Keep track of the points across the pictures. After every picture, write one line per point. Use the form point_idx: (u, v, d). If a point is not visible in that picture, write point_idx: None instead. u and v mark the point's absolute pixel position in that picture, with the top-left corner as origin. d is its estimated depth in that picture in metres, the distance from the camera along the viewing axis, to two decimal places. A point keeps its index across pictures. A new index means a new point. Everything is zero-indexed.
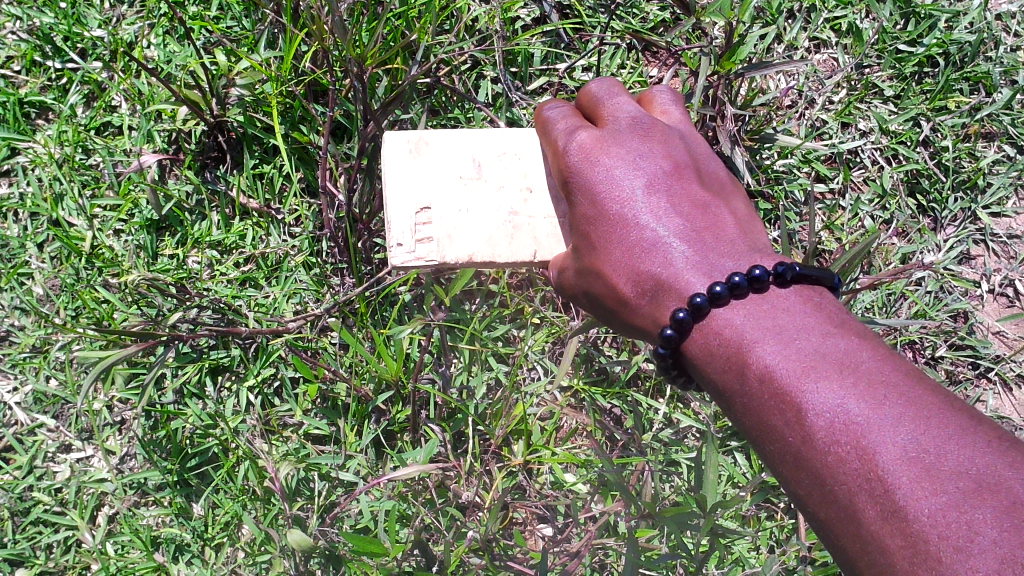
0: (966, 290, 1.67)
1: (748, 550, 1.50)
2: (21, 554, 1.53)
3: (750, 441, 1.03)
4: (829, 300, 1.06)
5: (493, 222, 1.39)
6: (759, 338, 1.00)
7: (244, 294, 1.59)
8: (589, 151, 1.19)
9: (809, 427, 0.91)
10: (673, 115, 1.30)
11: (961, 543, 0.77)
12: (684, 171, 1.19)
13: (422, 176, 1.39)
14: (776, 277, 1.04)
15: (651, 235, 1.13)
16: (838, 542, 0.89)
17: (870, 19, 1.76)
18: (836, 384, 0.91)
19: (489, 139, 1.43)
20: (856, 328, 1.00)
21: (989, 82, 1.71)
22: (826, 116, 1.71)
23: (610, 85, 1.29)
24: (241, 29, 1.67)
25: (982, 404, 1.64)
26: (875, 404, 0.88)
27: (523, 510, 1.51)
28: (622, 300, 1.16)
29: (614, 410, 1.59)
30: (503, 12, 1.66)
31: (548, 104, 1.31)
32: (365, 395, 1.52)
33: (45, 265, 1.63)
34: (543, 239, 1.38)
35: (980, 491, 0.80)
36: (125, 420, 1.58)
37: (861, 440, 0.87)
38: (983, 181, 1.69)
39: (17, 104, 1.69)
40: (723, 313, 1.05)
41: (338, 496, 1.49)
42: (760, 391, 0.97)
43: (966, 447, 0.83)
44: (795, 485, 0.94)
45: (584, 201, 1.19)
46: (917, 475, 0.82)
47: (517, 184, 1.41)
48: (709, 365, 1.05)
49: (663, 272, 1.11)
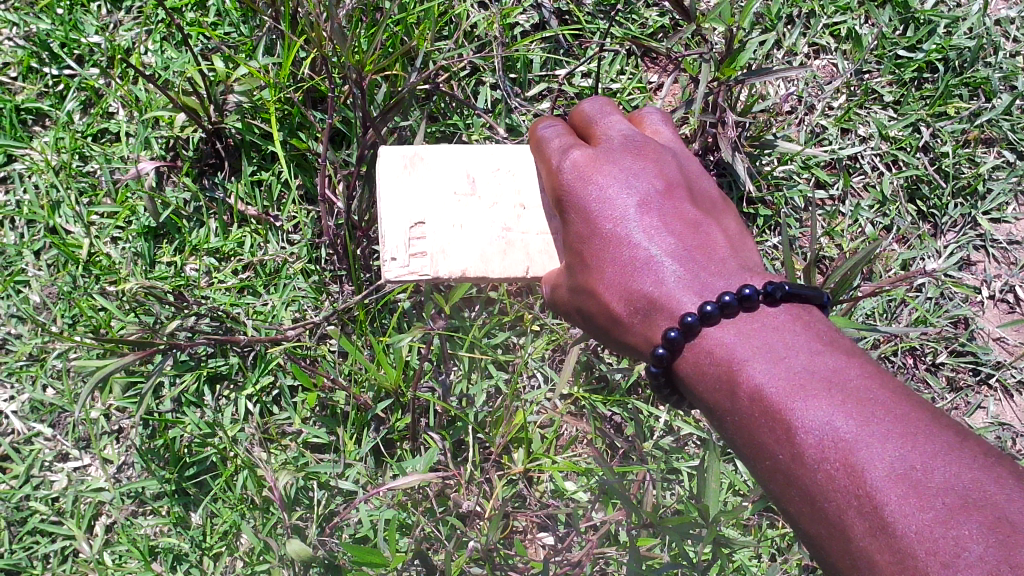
0: (967, 296, 1.66)
1: (749, 558, 1.50)
2: (17, 564, 1.52)
3: (740, 458, 1.02)
4: (819, 319, 1.06)
5: (486, 238, 1.38)
6: (750, 356, 1.00)
7: (243, 302, 1.58)
8: (582, 170, 1.19)
9: (798, 445, 0.91)
10: (665, 134, 1.30)
11: (949, 559, 0.78)
12: (676, 189, 1.19)
13: (414, 192, 1.38)
14: (766, 296, 1.04)
15: (643, 254, 1.13)
16: (827, 558, 0.89)
17: (869, 25, 1.76)
18: (825, 401, 0.92)
19: (484, 155, 1.42)
20: (845, 346, 1.00)
21: (989, 88, 1.71)
22: (826, 122, 1.71)
23: (603, 104, 1.29)
24: (239, 36, 1.67)
25: (984, 411, 1.63)
26: (863, 421, 0.89)
27: (524, 519, 1.50)
28: (615, 318, 1.16)
29: (614, 418, 1.59)
30: (502, 17, 1.67)
31: (542, 122, 1.30)
32: (364, 403, 1.51)
33: (42, 272, 1.62)
34: (536, 255, 1.37)
35: (965, 507, 0.80)
36: (122, 429, 1.57)
37: (849, 457, 0.87)
38: (983, 187, 1.69)
39: (14, 110, 1.68)
40: (714, 332, 1.04)
41: (338, 504, 1.48)
42: (750, 409, 0.97)
43: (952, 464, 0.84)
44: (785, 502, 0.94)
45: (577, 219, 1.18)
46: (905, 492, 0.83)
47: (511, 201, 1.40)
48: (700, 383, 1.05)
49: (654, 291, 1.11)
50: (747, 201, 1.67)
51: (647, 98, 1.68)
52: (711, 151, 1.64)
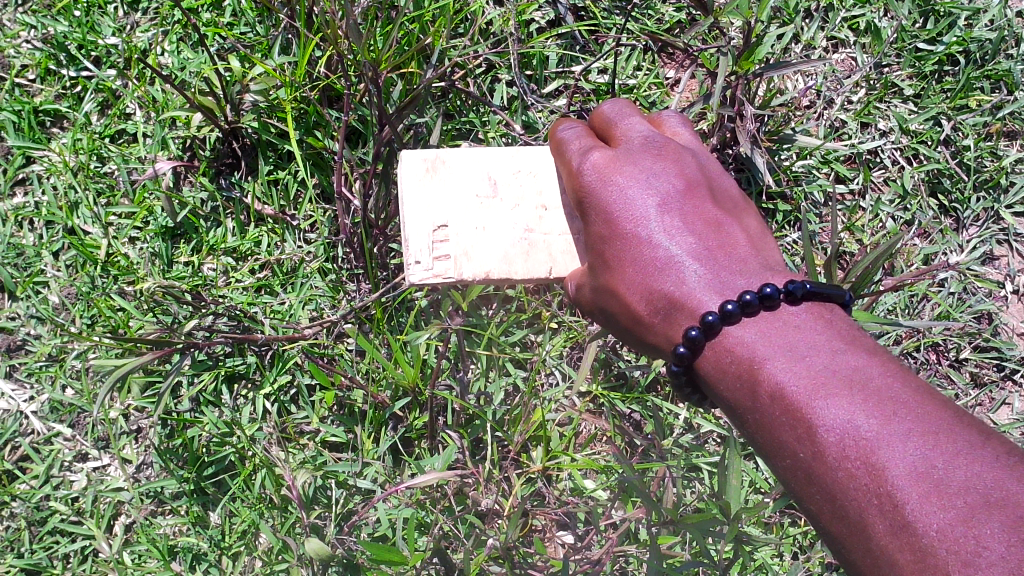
0: (990, 291, 1.64)
1: (771, 557, 1.48)
2: (37, 564, 1.52)
3: (761, 455, 1.01)
4: (840, 317, 1.04)
5: (508, 240, 1.38)
6: (770, 355, 0.99)
7: (260, 301, 1.59)
8: (602, 171, 1.18)
9: (819, 443, 0.90)
10: (685, 135, 1.29)
11: (970, 558, 0.77)
12: (696, 189, 1.18)
13: (438, 196, 1.37)
14: (788, 295, 1.02)
15: (663, 253, 1.11)
16: (848, 556, 0.88)
17: (888, 18, 1.74)
18: (846, 400, 0.90)
19: (505, 156, 1.41)
20: (868, 344, 0.98)
21: (1011, 80, 1.69)
22: (845, 116, 1.70)
23: (622, 106, 1.28)
24: (255, 35, 1.67)
25: (1009, 406, 1.60)
26: (884, 420, 0.87)
27: (543, 517, 1.49)
28: (636, 318, 1.14)
29: (633, 415, 1.58)
30: (517, 14, 1.67)
31: (561, 125, 1.29)
32: (382, 401, 1.50)
33: (61, 273, 1.62)
34: (559, 255, 1.37)
35: (987, 505, 0.79)
36: (141, 429, 1.57)
37: (871, 457, 0.86)
38: (1007, 180, 1.66)
39: (33, 112, 1.70)
40: (735, 331, 1.03)
41: (356, 503, 1.48)
42: (771, 408, 0.96)
43: (974, 463, 0.82)
44: (805, 500, 0.93)
45: (597, 219, 1.17)
46: (927, 491, 0.81)
47: (532, 202, 1.39)
48: (721, 382, 1.04)
49: (676, 291, 1.10)
50: (766, 196, 1.66)
51: (664, 93, 1.67)
52: (730, 145, 1.62)
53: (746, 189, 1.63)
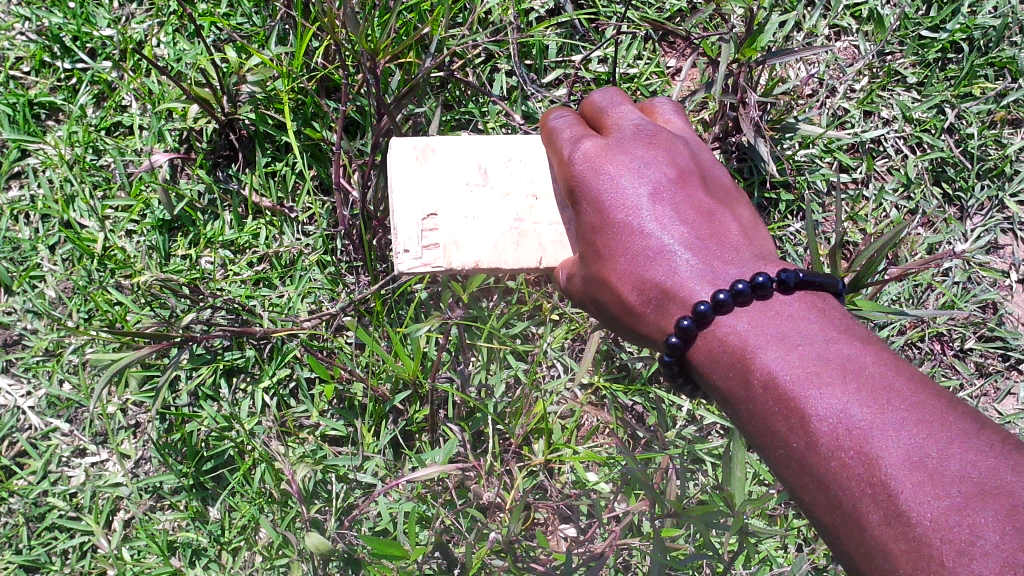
0: (995, 280, 1.63)
1: (775, 549, 1.48)
2: (36, 560, 1.51)
3: (755, 446, 1.00)
4: (833, 306, 1.03)
5: (498, 229, 1.36)
6: (763, 344, 0.97)
7: (258, 294, 1.57)
8: (594, 160, 1.16)
9: (812, 433, 0.88)
10: (677, 125, 1.27)
11: (964, 547, 0.75)
12: (688, 178, 1.16)
13: (428, 184, 1.36)
14: (780, 284, 1.01)
15: (656, 243, 1.10)
16: (843, 547, 0.86)
17: (891, 6, 1.72)
18: (839, 389, 0.89)
19: (495, 145, 1.40)
20: (861, 333, 0.97)
21: (1015, 67, 1.68)
22: (848, 105, 1.68)
23: (613, 95, 1.26)
24: (252, 26, 1.65)
25: (1015, 397, 1.59)
26: (878, 409, 0.86)
27: (545, 510, 1.47)
28: (628, 308, 1.13)
29: (636, 407, 1.57)
30: (517, 3, 1.65)
31: (553, 113, 1.28)
32: (382, 395, 1.49)
33: (57, 267, 1.61)
34: (549, 245, 1.34)
35: (982, 494, 0.78)
36: (139, 423, 1.55)
37: (864, 446, 0.84)
38: (1010, 169, 1.65)
39: (27, 104, 1.68)
40: (727, 321, 1.02)
41: (356, 498, 1.46)
42: (764, 397, 0.95)
43: (968, 451, 0.81)
44: (799, 491, 0.91)
45: (589, 209, 1.16)
46: (921, 480, 0.80)
47: (523, 191, 1.37)
48: (714, 372, 1.02)
49: (667, 280, 1.08)
50: (770, 185, 1.64)
51: (665, 82, 1.67)
52: (732, 134, 1.61)
53: (746, 179, 1.62)
